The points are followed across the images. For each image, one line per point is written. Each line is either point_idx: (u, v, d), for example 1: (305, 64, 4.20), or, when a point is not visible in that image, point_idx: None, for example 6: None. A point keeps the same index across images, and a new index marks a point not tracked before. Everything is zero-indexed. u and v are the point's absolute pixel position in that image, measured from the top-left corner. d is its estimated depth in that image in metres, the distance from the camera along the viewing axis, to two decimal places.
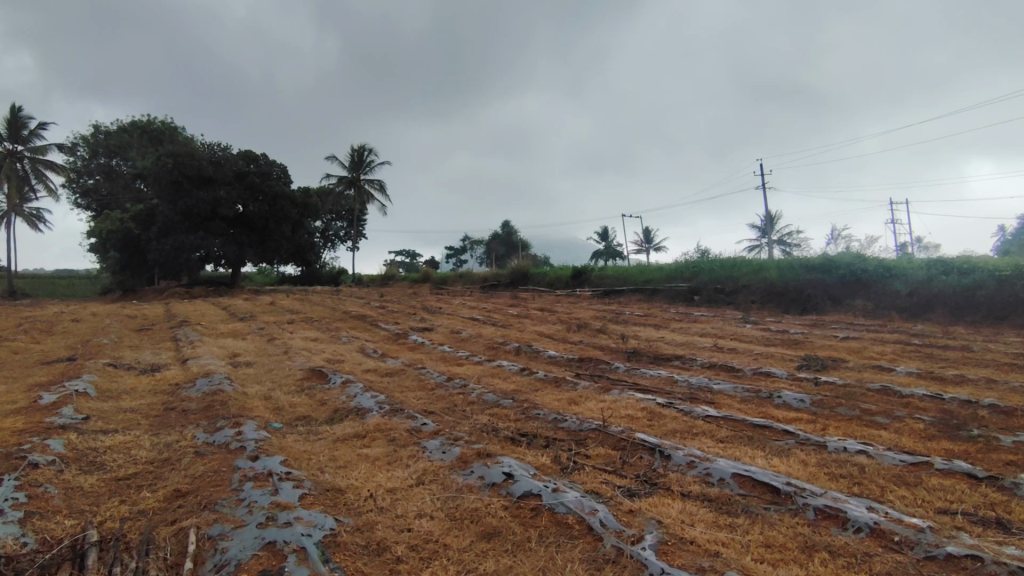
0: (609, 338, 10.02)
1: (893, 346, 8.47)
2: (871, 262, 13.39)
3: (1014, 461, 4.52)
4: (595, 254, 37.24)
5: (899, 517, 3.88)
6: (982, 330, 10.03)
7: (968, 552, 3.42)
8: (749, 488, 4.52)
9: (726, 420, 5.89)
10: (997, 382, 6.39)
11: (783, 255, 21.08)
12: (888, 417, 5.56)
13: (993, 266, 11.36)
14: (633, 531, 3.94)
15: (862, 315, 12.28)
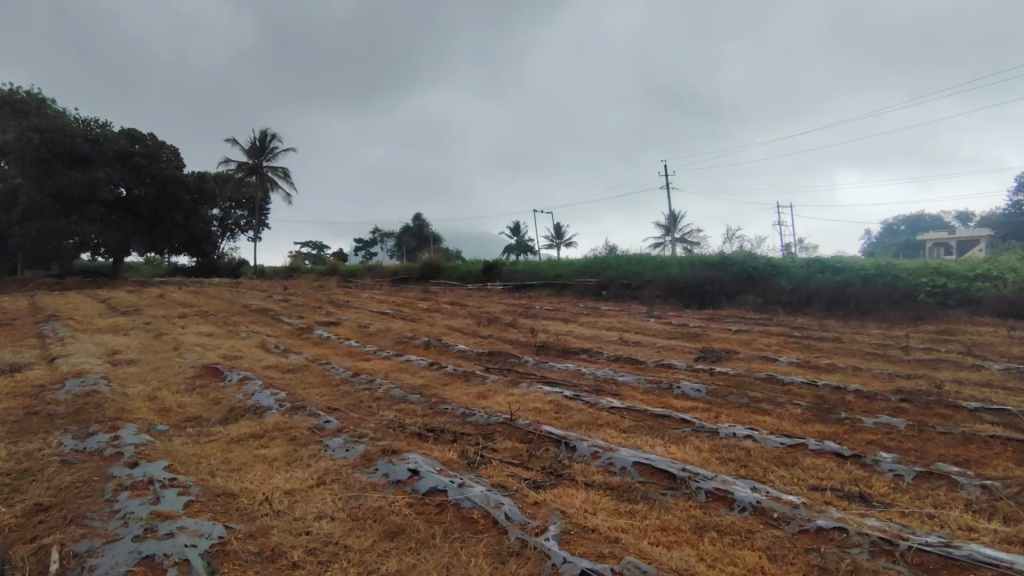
0: (518, 332, 10.13)
1: (777, 338, 9.18)
2: (761, 260, 14.44)
3: (874, 440, 5.02)
4: (508, 249, 37.55)
5: (779, 496, 4.19)
6: (851, 323, 11.12)
7: (835, 525, 3.75)
8: (648, 475, 4.71)
9: (628, 410, 6.12)
10: (862, 369, 7.09)
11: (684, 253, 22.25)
12: (772, 404, 6.00)
13: (861, 264, 12.66)
14: (536, 522, 3.99)
15: (752, 310, 13.22)
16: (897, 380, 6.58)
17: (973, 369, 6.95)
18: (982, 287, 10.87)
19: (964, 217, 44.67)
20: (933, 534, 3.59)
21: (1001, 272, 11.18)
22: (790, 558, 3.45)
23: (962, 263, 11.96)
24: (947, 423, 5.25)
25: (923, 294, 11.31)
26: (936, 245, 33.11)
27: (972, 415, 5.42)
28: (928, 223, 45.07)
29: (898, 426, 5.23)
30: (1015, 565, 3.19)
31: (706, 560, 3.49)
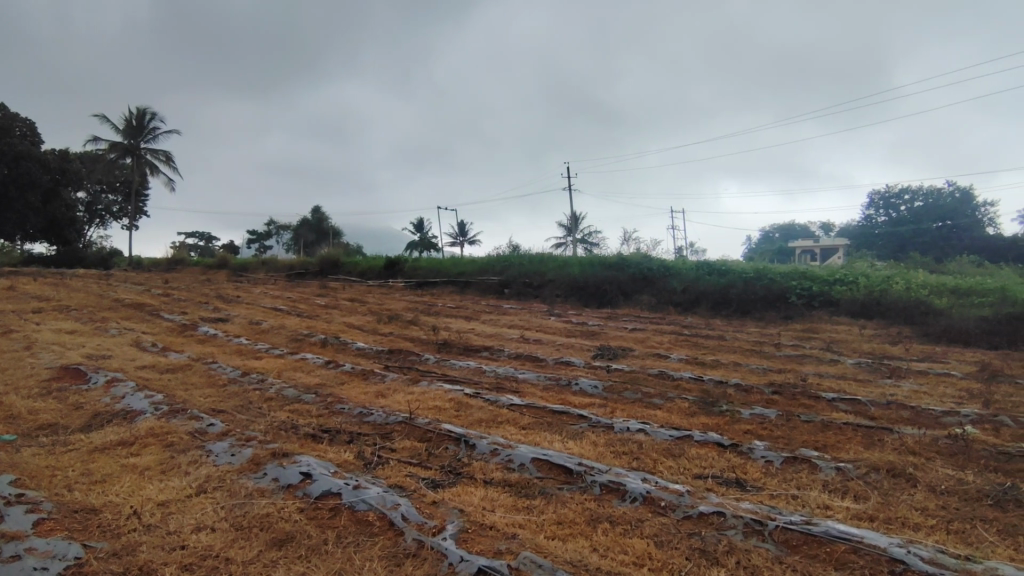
0: (420, 330, 9.99)
1: (668, 335, 9.75)
2: (654, 262, 15.26)
3: (750, 430, 5.45)
4: (411, 245, 36.88)
5: (666, 485, 4.44)
6: (732, 322, 12.03)
7: (714, 510, 4.03)
8: (545, 471, 4.80)
9: (528, 407, 6.22)
10: (741, 365, 7.70)
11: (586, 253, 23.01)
12: (663, 399, 6.35)
13: (741, 268, 13.85)
14: (434, 522, 3.94)
15: (646, 309, 13.92)
16: (769, 374, 7.20)
17: (832, 364, 7.77)
18: (841, 291, 12.14)
19: (828, 227, 49.84)
20: (797, 513, 3.95)
21: (855, 276, 12.62)
22: (675, 544, 3.66)
23: (825, 269, 13.34)
24: (810, 412, 5.82)
25: (793, 296, 12.45)
26: (804, 250, 36.67)
27: (830, 404, 6.06)
28: (799, 232, 49.79)
29: (770, 416, 5.73)
30: (863, 538, 3.58)
31: (598, 550, 3.62)
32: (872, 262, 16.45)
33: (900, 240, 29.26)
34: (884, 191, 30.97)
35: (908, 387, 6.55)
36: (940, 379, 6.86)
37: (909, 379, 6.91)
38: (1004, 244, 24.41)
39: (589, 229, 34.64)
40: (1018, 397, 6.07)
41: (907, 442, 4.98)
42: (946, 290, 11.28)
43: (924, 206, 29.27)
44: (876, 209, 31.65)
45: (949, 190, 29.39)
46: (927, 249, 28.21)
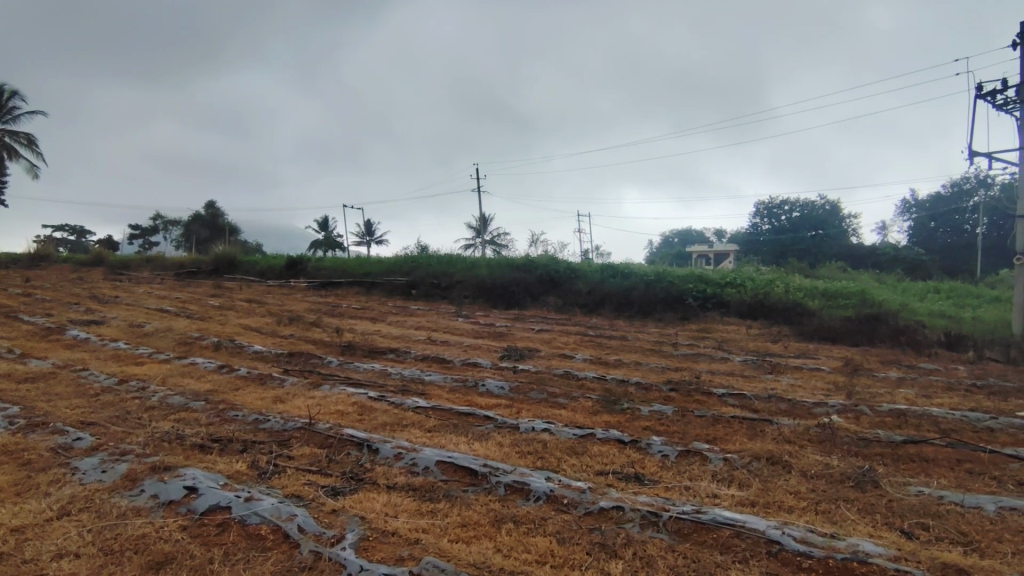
0: (323, 332, 9.59)
1: (573, 336, 10.03)
2: (561, 264, 15.65)
3: (648, 426, 5.71)
4: (315, 244, 35.44)
5: (568, 483, 4.54)
6: (633, 323, 12.58)
7: (614, 504, 4.17)
8: (450, 474, 4.76)
9: (434, 410, 6.14)
10: (641, 364, 8.06)
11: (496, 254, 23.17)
12: (567, 398, 6.50)
13: (642, 271, 14.52)
14: (333, 532, 3.77)
15: (553, 310, 14.25)
16: (666, 372, 7.60)
17: (722, 361, 8.33)
18: (731, 292, 12.98)
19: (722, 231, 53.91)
20: (689, 503, 4.18)
21: (742, 280, 13.62)
22: (577, 539, 3.75)
23: (717, 273, 14.29)
24: (702, 408, 6.20)
25: (689, 298, 13.22)
26: (700, 254, 39.12)
27: (721, 399, 6.48)
28: (695, 237, 53.20)
29: (666, 413, 6.03)
30: (745, 522, 3.85)
31: (502, 550, 3.64)
32: (756, 267, 17.81)
33: (781, 246, 31.56)
34: (768, 201, 33.86)
35: (786, 382, 7.15)
36: (813, 374, 7.56)
37: (787, 374, 7.56)
38: (865, 251, 27.43)
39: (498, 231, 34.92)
40: (875, 389, 6.81)
41: (785, 432, 5.43)
42: (818, 293, 12.45)
43: (801, 216, 32.27)
44: (760, 218, 34.44)
45: (821, 203, 32.62)
46: (802, 255, 30.79)
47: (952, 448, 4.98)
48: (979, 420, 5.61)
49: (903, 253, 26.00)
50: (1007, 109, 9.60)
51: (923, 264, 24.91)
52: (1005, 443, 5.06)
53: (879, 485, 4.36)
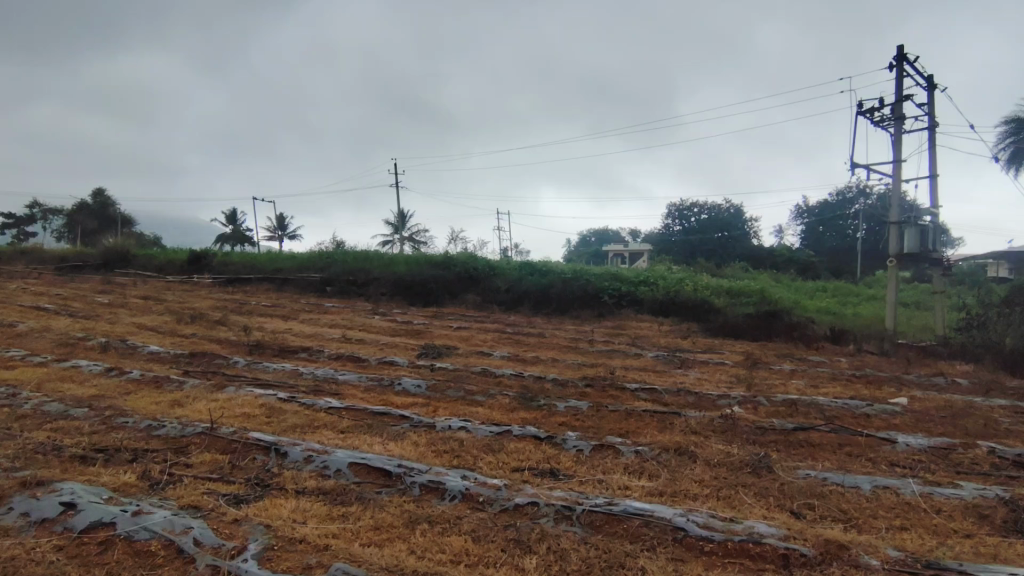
0: (229, 331, 9.05)
1: (492, 334, 10.06)
2: (480, 261, 15.66)
3: (564, 422, 5.82)
4: (221, 237, 33.37)
5: (484, 480, 4.53)
6: (550, 320, 12.82)
7: (529, 500, 4.21)
8: (363, 476, 4.62)
9: (348, 410, 5.95)
10: (557, 360, 8.21)
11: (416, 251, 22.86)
12: (485, 396, 6.50)
13: (560, 269, 14.81)
14: (233, 543, 3.55)
15: (471, 308, 14.25)
16: (582, 369, 7.78)
17: (634, 357, 8.65)
18: (644, 290, 13.49)
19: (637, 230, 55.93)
20: (601, 496, 4.29)
21: (654, 278, 14.22)
22: (492, 537, 3.75)
23: (631, 271, 14.84)
24: (616, 402, 6.40)
25: (605, 296, 13.65)
26: (615, 253, 40.50)
27: (633, 394, 6.72)
28: (611, 237, 55.03)
29: (582, 408, 6.18)
30: (653, 512, 4.00)
31: (416, 552, 3.57)
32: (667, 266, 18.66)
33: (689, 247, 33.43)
34: (679, 203, 35.39)
35: (693, 375, 7.54)
36: (717, 368, 8.02)
37: (693, 368, 7.97)
38: (764, 252, 29.45)
39: (417, 228, 34.39)
40: (771, 381, 7.32)
41: (691, 424, 5.71)
42: (722, 291, 13.23)
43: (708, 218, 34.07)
44: (671, 220, 36.00)
45: (725, 207, 34.59)
46: (709, 255, 32.71)
47: (835, 433, 5.43)
48: (858, 407, 6.17)
49: (796, 255, 28.26)
50: (883, 125, 10.62)
51: (813, 265, 27.22)
52: (880, 427, 5.60)
53: (773, 470, 4.68)
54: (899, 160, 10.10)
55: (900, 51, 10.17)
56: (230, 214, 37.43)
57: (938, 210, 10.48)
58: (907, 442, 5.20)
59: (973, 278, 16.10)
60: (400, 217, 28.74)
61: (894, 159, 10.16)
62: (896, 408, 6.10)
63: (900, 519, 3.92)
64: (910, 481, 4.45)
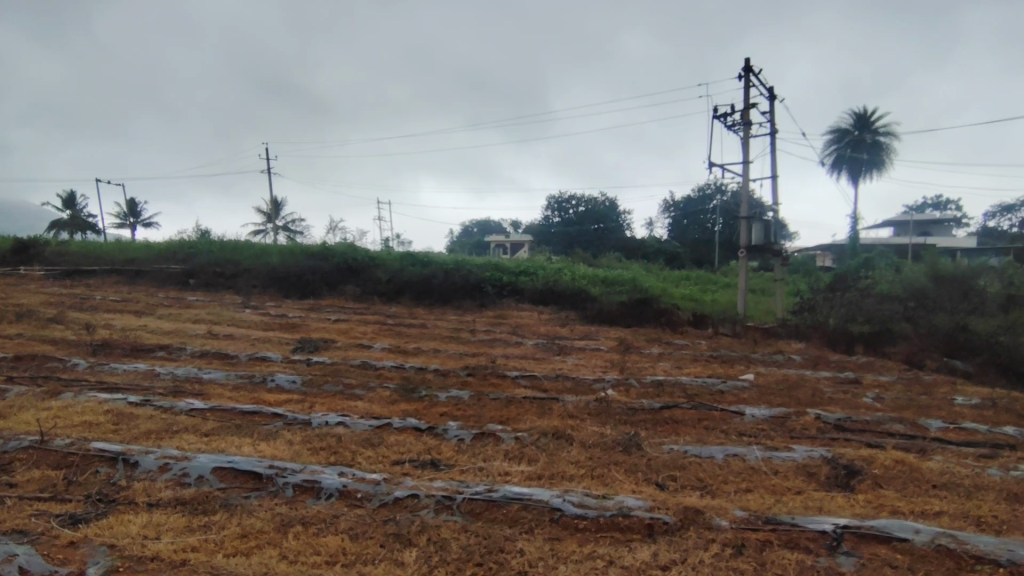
0: (66, 329, 7.99)
1: (372, 325, 9.81)
2: (359, 251, 15.18)
3: (445, 412, 5.82)
4: (55, 224, 29.24)
5: (362, 476, 4.40)
6: (433, 311, 12.76)
7: (409, 493, 4.15)
8: (229, 481, 4.31)
9: (211, 411, 5.51)
10: (439, 351, 8.20)
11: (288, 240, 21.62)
12: (364, 389, 6.33)
13: (441, 260, 14.73)
14: (69, 569, 3.15)
15: (350, 300, 13.80)
16: (464, 359, 7.82)
17: (515, 345, 8.85)
18: (524, 280, 13.81)
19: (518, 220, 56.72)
20: (481, 483, 4.35)
21: (535, 268, 14.62)
22: (370, 533, 3.66)
23: (512, 261, 15.10)
24: (497, 391, 6.52)
25: (487, 286, 13.79)
26: (499, 243, 41.15)
27: (513, 381, 6.89)
28: (494, 227, 55.59)
29: (463, 397, 6.21)
30: (531, 495, 4.12)
31: (287, 557, 3.40)
32: (547, 255, 19.21)
33: (569, 236, 35.18)
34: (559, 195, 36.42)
35: (571, 362, 7.88)
36: (592, 353, 8.45)
37: (571, 354, 8.32)
38: (636, 243, 31.39)
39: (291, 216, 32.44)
40: (640, 364, 7.85)
41: (568, 408, 5.97)
42: (599, 280, 13.92)
43: (586, 210, 35.46)
44: (551, 211, 36.78)
45: (602, 199, 36.17)
46: (588, 245, 34.58)
47: (695, 410, 5.95)
48: (714, 384, 6.81)
49: (665, 246, 30.52)
50: (734, 129, 11.70)
51: (679, 255, 29.64)
52: (731, 402, 6.21)
53: (641, 447, 5.02)
54: (747, 160, 11.19)
55: (748, 62, 11.24)
56: (67, 198, 32.92)
57: (779, 207, 11.77)
58: (753, 413, 5.82)
59: (807, 266, 18.39)
60: (269, 205, 26.97)
61: (743, 160, 11.24)
62: (745, 383, 6.82)
63: (746, 482, 4.39)
64: (755, 448, 4.99)
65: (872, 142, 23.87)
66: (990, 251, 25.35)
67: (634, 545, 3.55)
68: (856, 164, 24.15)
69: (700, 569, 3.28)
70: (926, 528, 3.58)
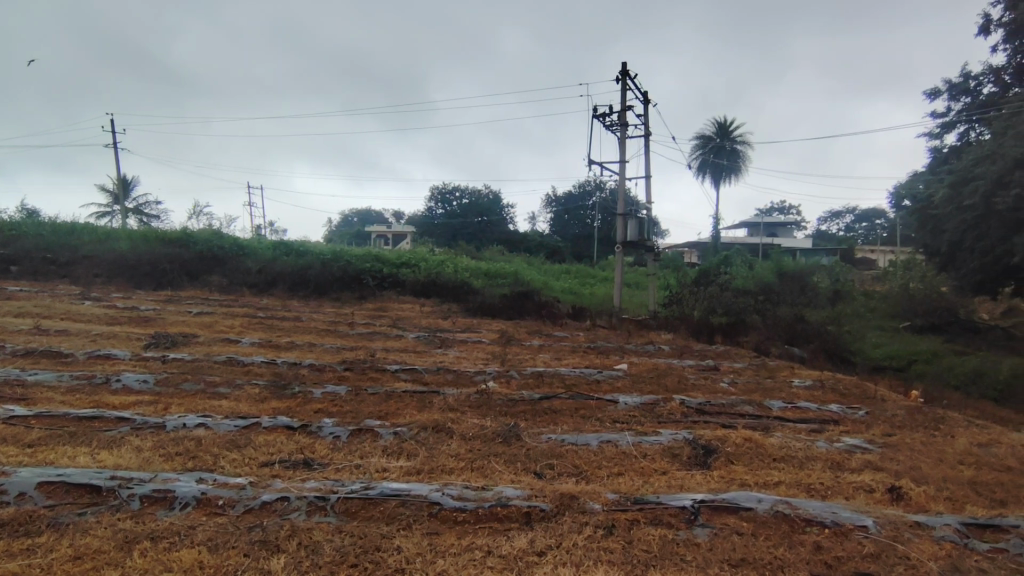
0: None
1: (240, 319, 9.10)
2: (225, 239, 14.11)
3: (320, 409, 5.54)
4: None
5: (225, 481, 4.05)
6: (309, 303, 12.13)
7: (278, 496, 3.88)
8: (61, 497, 3.77)
9: (39, 419, 4.78)
10: (315, 345, 7.79)
11: (138, 225, 19.42)
12: (229, 387, 5.85)
13: (318, 251, 14.11)
14: None
15: (215, 291, 12.71)
16: (341, 353, 7.49)
17: (396, 339, 8.66)
18: (406, 272, 13.52)
19: (400, 210, 55.29)
20: (357, 481, 4.18)
21: (417, 259, 14.39)
22: (231, 543, 3.36)
23: (393, 253, 14.76)
24: (376, 385, 6.32)
25: (367, 278, 13.38)
26: (379, 234, 40.09)
27: (394, 375, 6.73)
28: (375, 217, 53.82)
29: (340, 393, 5.95)
30: (410, 491, 4.04)
31: None
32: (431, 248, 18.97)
33: (451, 229, 35.08)
34: (442, 186, 36.23)
35: (453, 354, 7.87)
36: (474, 346, 8.49)
37: (453, 347, 8.30)
38: (519, 237, 32.06)
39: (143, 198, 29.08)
40: (521, 356, 8.01)
41: (449, 401, 5.93)
42: (481, 274, 14.03)
43: (469, 202, 35.50)
44: (435, 202, 36.62)
45: (486, 193, 36.49)
46: (470, 239, 34.77)
47: (572, 399, 6.19)
48: (590, 374, 7.13)
49: (546, 240, 31.55)
50: (611, 130, 12.29)
51: (559, 249, 31.05)
52: (605, 391, 6.53)
53: (520, 438, 5.12)
54: (624, 160, 11.80)
55: (624, 67, 11.84)
56: None
57: (651, 206, 12.55)
58: (625, 401, 6.17)
59: (674, 262, 19.89)
60: (116, 184, 24.04)
61: (619, 160, 11.85)
62: (618, 372, 7.22)
63: (618, 466, 4.64)
64: (626, 434, 5.28)
65: (730, 150, 26.24)
66: (820, 253, 29.09)
67: (512, 534, 3.60)
68: (716, 170, 26.52)
69: (575, 552, 3.40)
70: (769, 497, 4.00)
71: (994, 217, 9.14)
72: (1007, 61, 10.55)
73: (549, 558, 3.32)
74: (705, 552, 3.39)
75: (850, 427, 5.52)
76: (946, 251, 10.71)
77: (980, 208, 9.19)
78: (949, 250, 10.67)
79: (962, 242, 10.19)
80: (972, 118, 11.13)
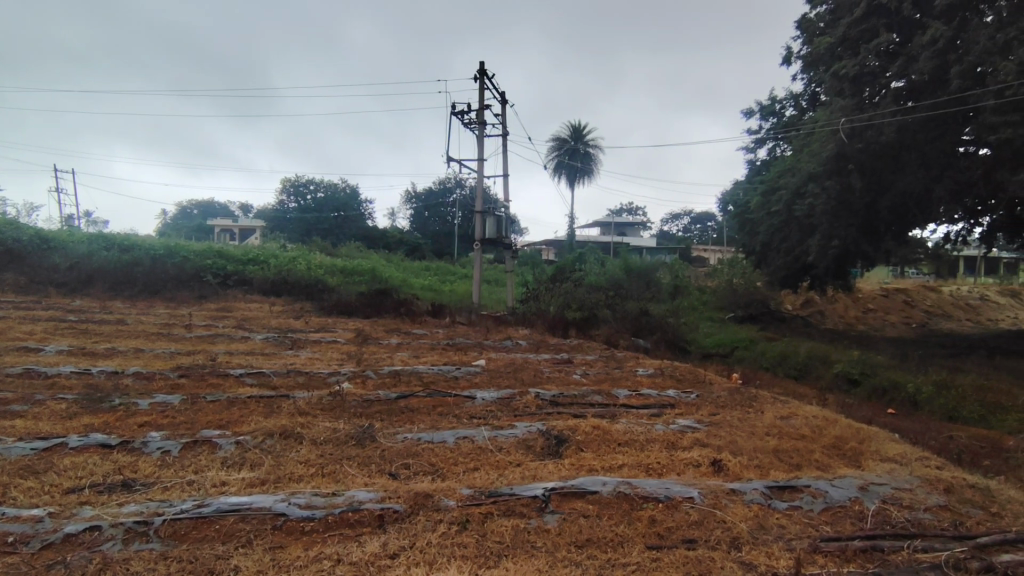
0: None
1: (43, 323, 7.86)
2: (26, 231, 12.18)
3: (146, 422, 4.96)
4: None
5: (16, 514, 3.47)
6: (135, 304, 10.82)
7: (86, 526, 3.40)
8: None
9: None
10: (142, 351, 6.96)
11: None
12: (25, 404, 5.02)
13: (148, 246, 12.77)
14: None
15: (10, 292, 10.85)
16: (175, 358, 6.78)
17: (241, 341, 8.02)
18: (253, 270, 12.65)
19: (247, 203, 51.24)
20: (188, 500, 3.79)
21: (265, 257, 13.48)
22: None
23: (239, 248, 13.69)
24: (215, 392, 5.80)
25: (207, 276, 12.30)
26: (224, 230, 37.09)
27: (238, 380, 6.23)
28: (216, 209, 49.29)
29: (171, 403, 5.37)
30: (251, 504, 3.75)
31: None
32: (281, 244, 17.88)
33: (305, 225, 33.19)
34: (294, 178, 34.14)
35: (304, 356, 7.46)
36: (329, 346, 8.12)
37: (305, 348, 7.89)
38: (378, 234, 31.28)
39: None
40: (377, 355, 7.81)
41: (299, 405, 5.61)
42: (337, 271, 13.51)
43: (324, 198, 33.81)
44: (286, 196, 34.19)
45: (343, 186, 35.08)
46: (326, 235, 33.24)
47: (430, 397, 6.17)
48: (449, 371, 7.15)
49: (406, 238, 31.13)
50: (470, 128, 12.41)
51: (420, 246, 30.84)
52: (463, 387, 6.59)
53: (375, 439, 4.98)
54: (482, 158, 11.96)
55: (483, 66, 11.98)
56: None
57: (510, 204, 12.87)
58: (482, 397, 6.27)
59: (530, 258, 20.62)
60: None
61: (478, 158, 11.99)
62: (476, 368, 7.32)
63: (473, 461, 4.68)
64: (482, 429, 5.36)
65: (584, 154, 27.89)
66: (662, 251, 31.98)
67: (363, 539, 3.50)
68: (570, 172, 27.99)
69: (428, 550, 3.38)
70: (611, 480, 4.28)
71: (794, 222, 10.58)
72: (805, 89, 12.31)
73: (401, 560, 3.27)
74: (553, 537, 3.54)
75: (683, 409, 6.11)
76: (759, 251, 12.21)
77: (784, 214, 10.59)
78: (762, 250, 12.19)
79: (771, 244, 11.67)
80: (779, 136, 12.82)
